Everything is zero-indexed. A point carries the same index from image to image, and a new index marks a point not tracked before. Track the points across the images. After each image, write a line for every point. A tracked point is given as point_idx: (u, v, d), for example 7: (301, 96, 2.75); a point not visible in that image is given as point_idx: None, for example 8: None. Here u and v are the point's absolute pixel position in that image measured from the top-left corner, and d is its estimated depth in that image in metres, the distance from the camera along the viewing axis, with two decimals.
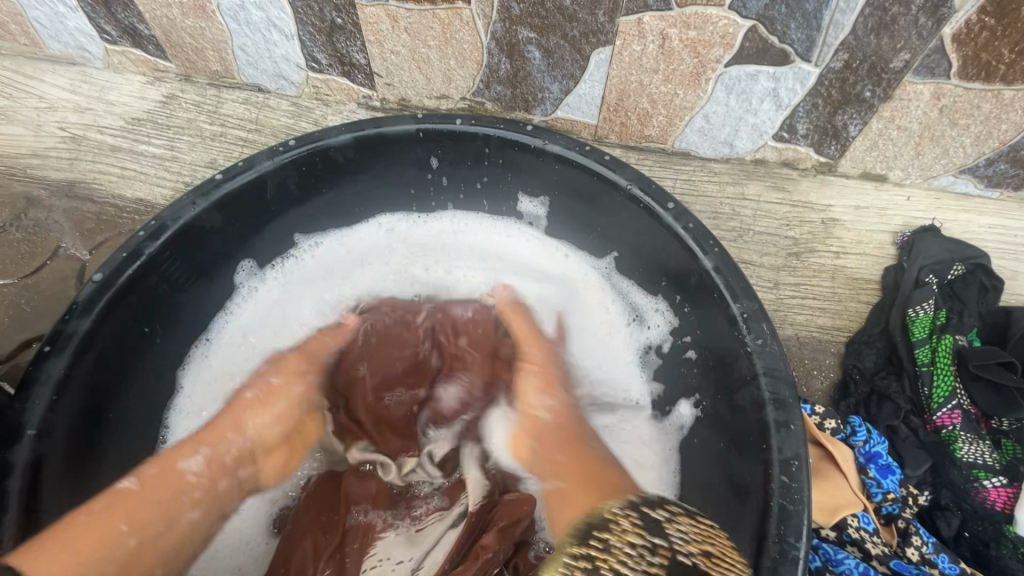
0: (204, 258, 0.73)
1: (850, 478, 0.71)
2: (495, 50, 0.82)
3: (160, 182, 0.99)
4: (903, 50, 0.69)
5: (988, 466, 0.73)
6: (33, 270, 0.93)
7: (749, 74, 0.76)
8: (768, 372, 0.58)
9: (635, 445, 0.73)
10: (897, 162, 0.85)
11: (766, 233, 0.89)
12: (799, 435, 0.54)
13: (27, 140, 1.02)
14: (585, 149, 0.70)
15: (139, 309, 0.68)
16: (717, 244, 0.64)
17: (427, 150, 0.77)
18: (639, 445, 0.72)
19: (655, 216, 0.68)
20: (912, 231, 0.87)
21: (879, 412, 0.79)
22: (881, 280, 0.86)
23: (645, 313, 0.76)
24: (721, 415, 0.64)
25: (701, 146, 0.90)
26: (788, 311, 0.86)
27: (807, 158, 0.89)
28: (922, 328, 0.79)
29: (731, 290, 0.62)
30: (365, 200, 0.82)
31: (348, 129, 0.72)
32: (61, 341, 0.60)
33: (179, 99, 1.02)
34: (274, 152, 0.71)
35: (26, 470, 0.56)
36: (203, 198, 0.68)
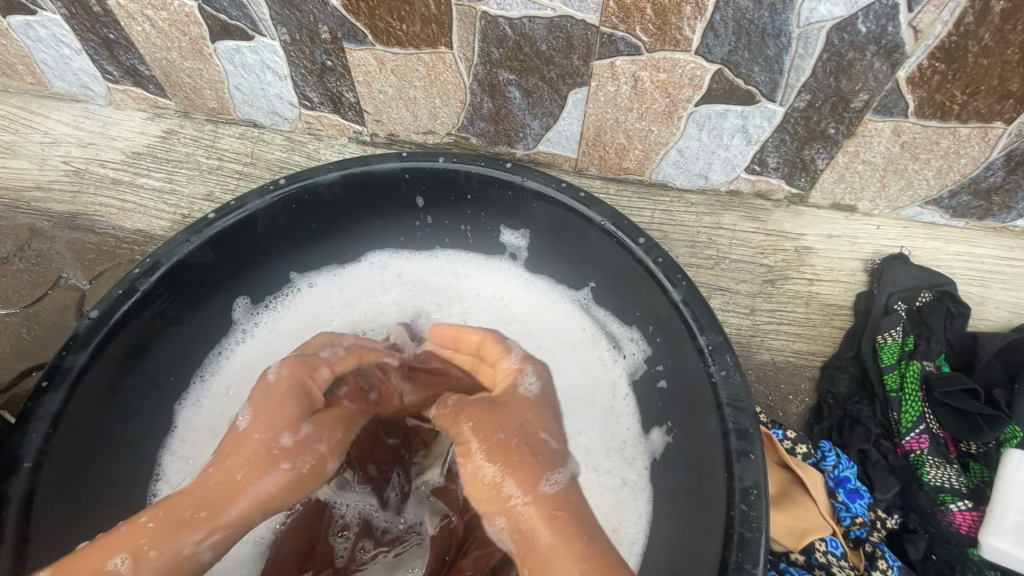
0: (198, 293, 0.76)
1: (819, 502, 0.73)
2: (477, 90, 0.86)
3: (158, 213, 1.02)
4: (862, 91, 0.73)
5: (954, 490, 0.74)
6: (34, 300, 0.96)
7: (718, 112, 0.80)
8: (731, 403, 0.60)
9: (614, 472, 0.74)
10: (865, 194, 0.89)
11: (742, 260, 0.92)
12: (758, 464, 0.57)
13: (32, 174, 1.06)
14: (561, 186, 0.74)
15: (134, 343, 0.71)
16: (685, 277, 0.67)
17: (411, 185, 0.80)
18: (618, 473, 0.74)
19: (628, 249, 0.71)
20: (881, 259, 0.90)
21: (851, 436, 0.81)
22: (853, 306, 0.89)
23: (624, 343, 0.79)
24: (689, 444, 0.67)
25: (677, 178, 0.94)
26: (764, 336, 0.89)
27: (780, 190, 0.92)
28: (891, 354, 0.82)
29: (697, 322, 0.65)
30: (354, 234, 0.85)
31: (336, 167, 0.76)
32: (59, 376, 0.63)
33: (178, 134, 1.06)
34: (264, 191, 0.74)
35: (21, 501, 0.58)
36: (196, 236, 0.72)
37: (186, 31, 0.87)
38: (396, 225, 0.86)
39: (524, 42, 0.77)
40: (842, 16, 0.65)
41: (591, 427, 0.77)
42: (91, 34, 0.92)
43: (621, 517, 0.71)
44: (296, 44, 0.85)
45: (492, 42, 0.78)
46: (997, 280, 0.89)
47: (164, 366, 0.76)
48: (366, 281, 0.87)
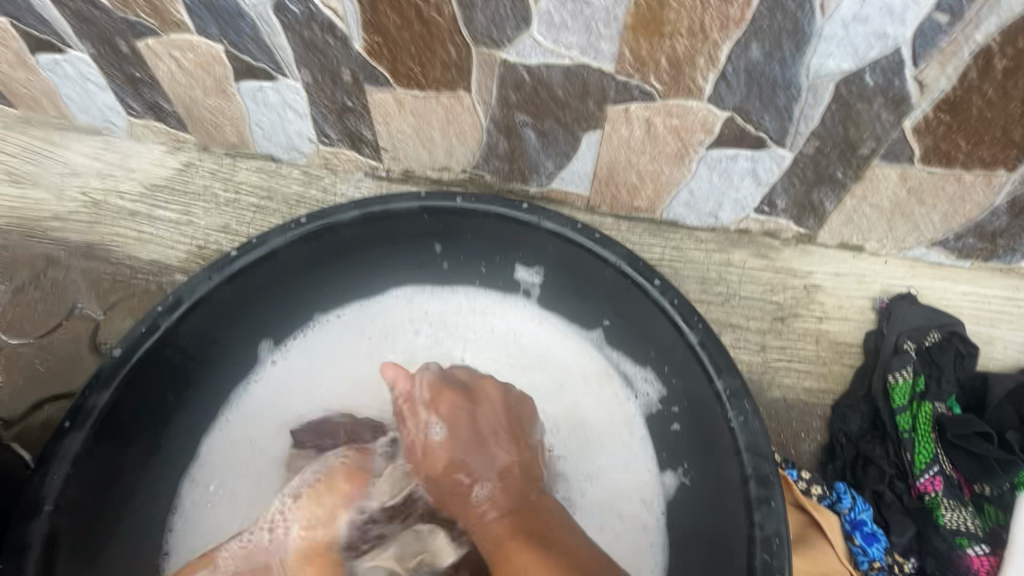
0: (218, 330, 0.77)
1: (836, 547, 0.73)
2: (494, 130, 0.89)
3: (174, 244, 1.05)
4: (869, 139, 0.75)
5: (971, 533, 0.75)
6: (49, 329, 0.98)
7: (729, 156, 0.82)
8: (750, 449, 0.60)
9: (635, 534, 0.74)
10: (872, 234, 0.90)
11: (752, 297, 0.93)
12: (779, 512, 0.57)
13: (50, 204, 1.08)
14: (578, 227, 0.76)
15: (156, 382, 0.72)
16: (701, 318, 0.68)
17: (428, 223, 0.82)
18: (639, 533, 0.73)
19: (643, 290, 0.72)
20: (889, 298, 0.91)
21: (865, 476, 0.81)
22: (863, 344, 0.90)
23: (637, 382, 0.80)
24: (707, 487, 0.67)
25: (687, 217, 0.96)
26: (775, 373, 0.90)
27: (788, 229, 0.93)
28: (902, 395, 0.82)
29: (714, 365, 0.65)
30: (372, 270, 0.86)
31: (356, 206, 0.77)
32: (82, 417, 0.63)
33: (197, 167, 1.08)
34: (286, 229, 0.76)
35: (42, 545, 0.59)
36: (218, 274, 0.73)
37: (212, 71, 0.90)
38: (414, 263, 0.87)
39: (541, 87, 0.79)
40: (850, 70, 0.67)
41: (619, 475, 0.77)
42: (117, 72, 0.95)
43: (638, 568, 0.72)
44: (318, 85, 0.87)
45: (510, 87, 0.80)
46: (1003, 320, 0.90)
47: (182, 401, 0.76)
48: (389, 316, 0.89)
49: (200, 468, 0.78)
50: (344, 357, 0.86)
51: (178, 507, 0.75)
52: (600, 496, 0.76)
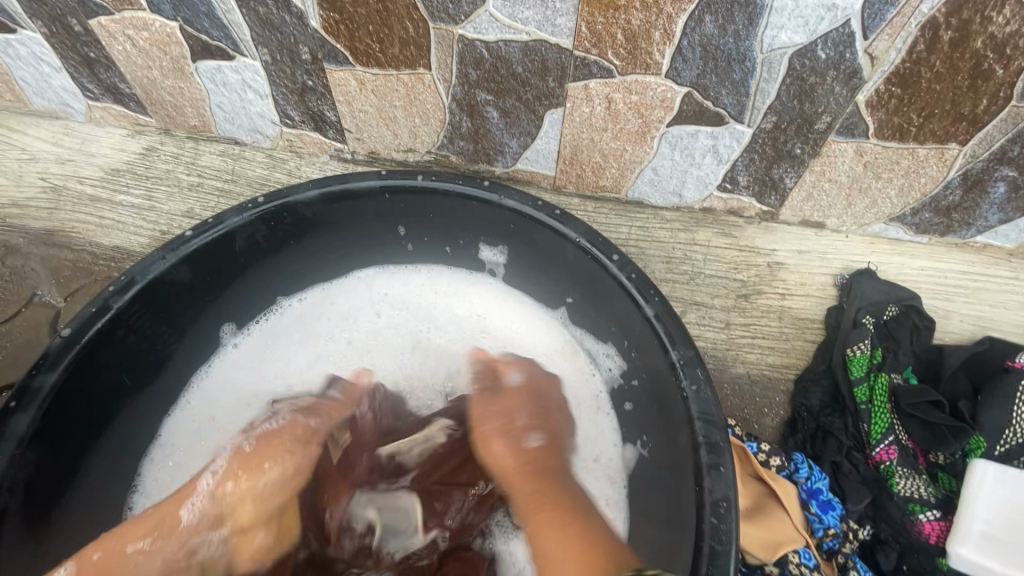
0: (175, 312, 0.76)
1: (792, 514, 0.73)
2: (456, 109, 0.88)
3: (137, 230, 1.02)
4: (824, 113, 0.76)
5: (923, 500, 0.76)
6: (7, 317, 0.96)
7: (690, 133, 0.83)
8: (702, 417, 0.61)
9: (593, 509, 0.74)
10: (832, 211, 0.91)
11: (716, 276, 0.94)
12: (728, 477, 0.58)
13: (7, 190, 1.05)
14: (538, 204, 0.75)
15: (110, 363, 0.71)
16: (657, 292, 0.69)
17: (390, 203, 0.81)
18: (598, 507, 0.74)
19: (602, 266, 0.73)
20: (850, 274, 0.93)
21: (824, 448, 0.83)
22: (824, 320, 0.91)
23: (599, 359, 0.81)
24: (663, 458, 0.68)
25: (653, 196, 0.96)
26: (739, 350, 0.91)
27: (751, 207, 0.94)
28: (860, 366, 0.84)
29: (669, 337, 0.66)
30: (336, 251, 0.86)
31: (315, 185, 0.76)
32: (28, 396, 0.62)
33: (159, 151, 1.06)
34: (243, 208, 0.74)
35: None
36: (172, 254, 0.72)
37: (169, 51, 0.88)
38: (378, 245, 0.87)
39: (500, 64, 0.79)
40: (802, 42, 0.68)
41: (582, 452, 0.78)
42: (72, 52, 0.93)
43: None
44: (277, 64, 0.86)
45: (469, 64, 0.80)
46: (959, 294, 0.92)
47: (139, 383, 0.76)
48: (354, 298, 0.89)
49: (162, 449, 0.78)
50: (308, 340, 0.86)
51: (139, 487, 0.75)
52: None
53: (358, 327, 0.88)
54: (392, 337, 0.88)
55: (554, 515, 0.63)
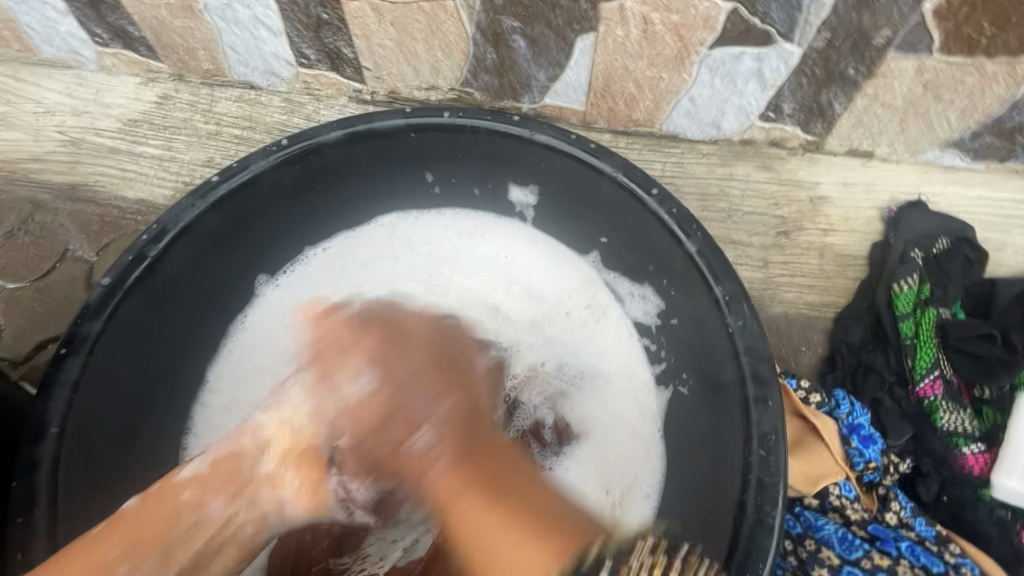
0: (208, 259, 0.76)
1: (832, 448, 0.73)
2: (480, 40, 0.83)
3: (160, 182, 1.02)
4: (885, 26, 0.68)
5: (967, 434, 0.76)
6: (43, 273, 0.97)
7: (733, 56, 0.76)
8: (748, 351, 0.60)
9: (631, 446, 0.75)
10: (883, 138, 0.85)
11: (754, 212, 0.91)
12: (776, 410, 0.57)
13: (28, 145, 1.04)
14: (573, 138, 0.72)
15: (151, 311, 0.71)
16: (700, 227, 0.66)
17: (417, 142, 0.78)
18: (637, 444, 0.75)
19: (640, 202, 0.69)
20: (898, 206, 0.88)
21: (864, 384, 0.81)
22: (869, 257, 0.88)
23: (633, 299, 0.79)
24: (706, 395, 0.67)
25: (689, 129, 0.91)
26: (777, 289, 0.88)
27: (795, 137, 0.89)
28: (906, 302, 0.81)
29: (713, 272, 0.64)
30: (360, 196, 0.84)
31: (340, 126, 0.73)
32: (76, 343, 0.63)
33: (174, 99, 1.03)
34: (268, 152, 0.72)
35: (50, 466, 0.60)
36: (201, 201, 0.70)
37: None
38: (403, 188, 0.85)
39: None
40: None
41: (618, 399, 0.78)
42: None
43: (637, 476, 0.73)
44: None
45: None
46: (1016, 224, 0.87)
47: (180, 331, 0.77)
48: (376, 244, 0.87)
49: (205, 397, 0.80)
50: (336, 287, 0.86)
51: (190, 432, 0.78)
52: (608, 418, 0.77)
53: (385, 273, 0.87)
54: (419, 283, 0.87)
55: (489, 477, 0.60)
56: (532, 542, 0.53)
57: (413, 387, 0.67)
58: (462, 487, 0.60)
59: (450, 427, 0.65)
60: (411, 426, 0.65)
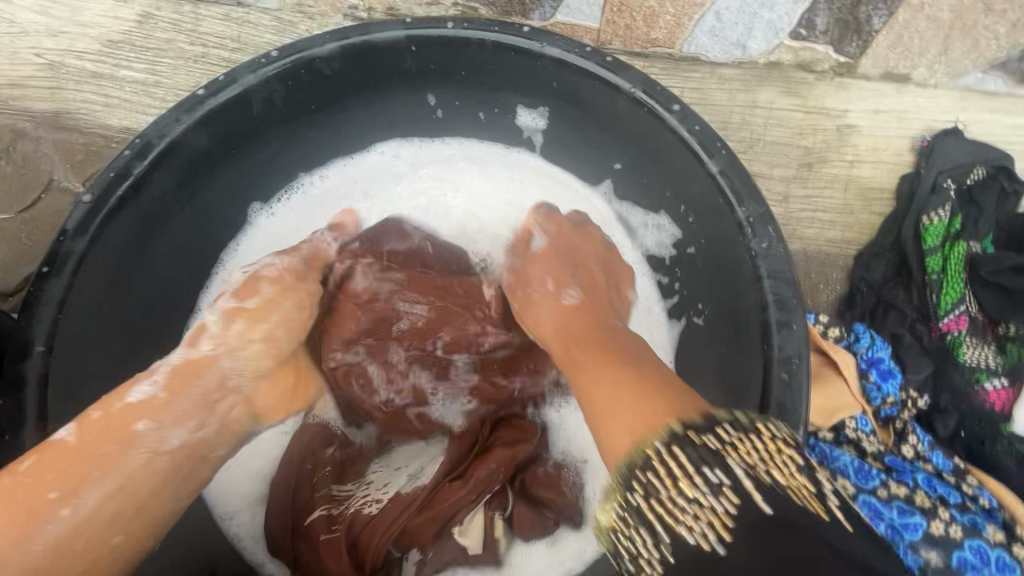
0: (197, 180, 0.71)
1: (850, 383, 0.71)
2: None
3: (145, 109, 0.96)
4: None
5: (990, 369, 0.74)
6: (29, 204, 0.93)
7: None
8: (771, 276, 0.56)
9: None
10: (923, 59, 0.79)
11: (779, 142, 0.85)
12: (800, 334, 0.54)
13: (3, 69, 0.98)
14: (586, 51, 0.66)
15: (138, 233, 0.68)
16: (724, 146, 0.61)
17: (417, 58, 0.71)
18: None
19: (659, 119, 0.64)
20: (933, 135, 0.82)
21: (884, 321, 0.78)
22: (896, 189, 0.83)
23: (647, 230, 0.76)
24: (723, 324, 0.64)
25: (711, 49, 0.83)
26: (797, 225, 0.84)
27: (826, 59, 0.82)
28: (935, 235, 0.77)
29: (737, 194, 0.59)
30: (357, 119, 0.79)
31: (334, 36, 0.67)
32: (60, 261, 0.60)
33: (156, 18, 0.96)
34: (256, 64, 0.66)
35: (39, 384, 0.58)
36: (188, 115, 0.65)
37: None
38: (403, 110, 0.79)
39: None
40: None
41: (627, 330, 0.76)
42: None
43: None
44: None
45: None
46: None
47: (169, 255, 0.73)
48: (375, 174, 0.84)
49: (199, 324, 0.78)
50: (338, 217, 0.84)
51: None
52: None
53: (393, 202, 0.85)
54: (420, 209, 0.85)
55: (603, 354, 0.59)
56: (648, 397, 0.50)
57: (549, 268, 0.71)
58: (570, 346, 0.63)
59: (589, 299, 0.68)
60: (558, 289, 0.70)
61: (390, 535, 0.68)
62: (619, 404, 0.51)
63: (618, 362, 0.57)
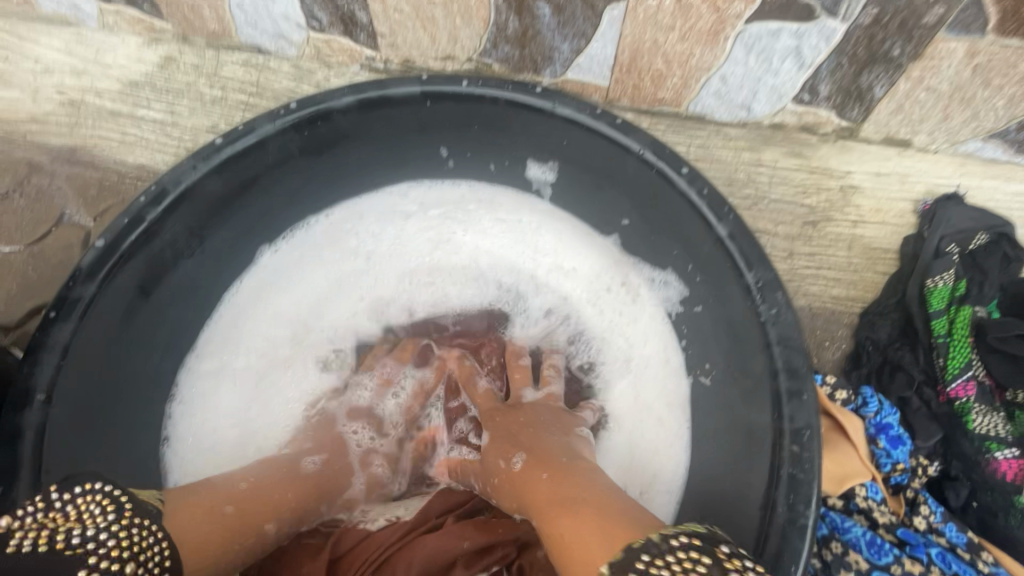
0: (208, 225, 0.72)
1: (860, 449, 0.70)
2: (503, 6, 0.78)
3: (162, 148, 0.98)
4: (937, 3, 0.63)
5: (1000, 438, 0.72)
6: (39, 237, 0.94)
7: (771, 31, 0.71)
8: (781, 342, 0.56)
9: (652, 435, 0.73)
10: (923, 126, 0.81)
11: (782, 200, 0.87)
12: (811, 405, 0.54)
13: (26, 105, 1.00)
14: (597, 112, 0.67)
15: (146, 277, 0.68)
16: (732, 210, 0.62)
17: (431, 111, 0.73)
18: (657, 433, 0.73)
19: (669, 181, 0.65)
20: (934, 199, 0.84)
21: (891, 383, 0.78)
22: (899, 250, 0.85)
23: (654, 285, 0.76)
24: (730, 386, 0.64)
25: (717, 110, 0.86)
26: (802, 281, 0.84)
27: (829, 122, 0.84)
28: (940, 299, 0.77)
29: (745, 258, 0.60)
30: (369, 167, 0.80)
31: (351, 91, 0.68)
32: (68, 306, 0.60)
33: (177, 61, 0.99)
34: (275, 115, 0.68)
35: (36, 436, 0.58)
36: (204, 163, 0.66)
37: None
38: (413, 159, 0.81)
39: None
40: None
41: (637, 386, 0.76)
42: None
43: (659, 468, 0.71)
44: None
45: None
46: None
47: (176, 299, 0.74)
48: (379, 217, 0.84)
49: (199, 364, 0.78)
50: (348, 262, 0.84)
51: (177, 397, 0.76)
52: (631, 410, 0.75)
53: (404, 245, 0.85)
54: (428, 245, 0.85)
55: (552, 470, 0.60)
56: (603, 529, 0.51)
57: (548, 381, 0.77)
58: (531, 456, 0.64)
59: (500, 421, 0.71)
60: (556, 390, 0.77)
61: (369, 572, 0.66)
62: (580, 532, 0.51)
63: (557, 469, 0.60)
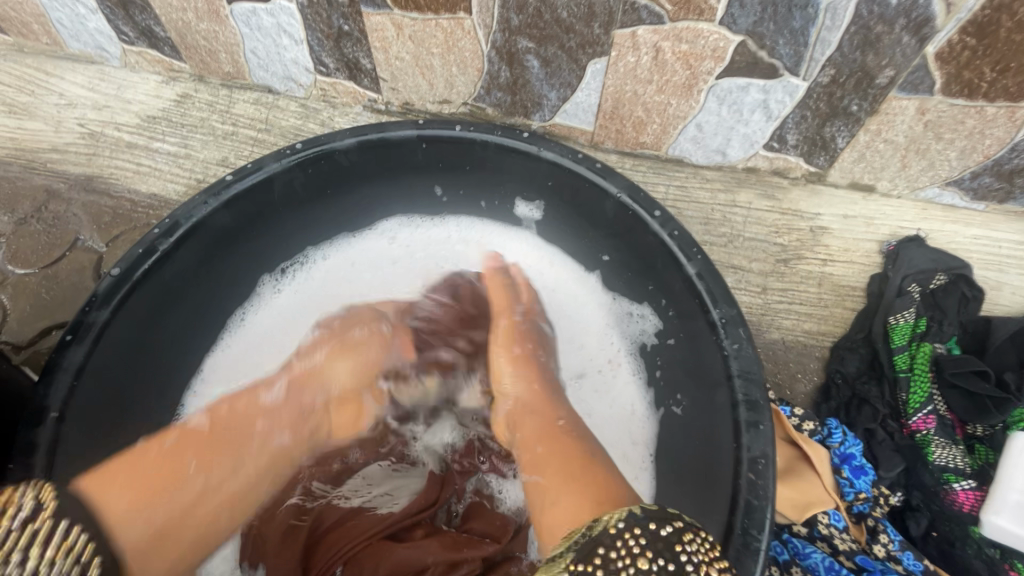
0: (215, 255, 0.77)
1: (824, 478, 0.73)
2: (495, 58, 0.84)
3: (173, 178, 1.04)
4: (888, 66, 0.69)
5: (958, 470, 0.76)
6: (52, 261, 0.98)
7: (740, 86, 0.77)
8: (742, 375, 0.61)
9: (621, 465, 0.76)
10: (884, 173, 0.87)
11: (756, 239, 0.92)
12: (767, 434, 0.58)
13: (48, 136, 1.07)
14: (578, 157, 0.72)
15: (156, 302, 0.72)
16: (700, 251, 0.67)
17: (427, 153, 0.79)
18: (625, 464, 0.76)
19: (643, 222, 0.70)
20: (897, 241, 0.89)
21: (857, 415, 0.81)
22: (866, 289, 0.89)
23: (631, 318, 0.81)
24: (697, 415, 0.68)
25: (694, 154, 0.93)
26: (775, 315, 0.89)
27: (797, 167, 0.90)
28: (902, 335, 0.82)
29: (711, 295, 0.64)
30: (369, 205, 0.87)
31: (353, 133, 0.74)
32: (83, 329, 0.64)
33: (193, 99, 1.06)
34: (281, 154, 0.73)
35: (48, 450, 0.59)
36: (215, 198, 0.71)
37: None
38: (409, 195, 0.87)
39: (544, 9, 0.74)
40: None
41: (610, 415, 0.79)
42: None
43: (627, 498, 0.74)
44: (313, 7, 0.82)
45: (511, 8, 0.75)
46: (1013, 265, 0.88)
47: (180, 323, 0.78)
48: (377, 251, 0.90)
49: (203, 382, 0.82)
50: (343, 290, 0.88)
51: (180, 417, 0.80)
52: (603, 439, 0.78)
53: (398, 273, 0.90)
54: (422, 276, 0.90)
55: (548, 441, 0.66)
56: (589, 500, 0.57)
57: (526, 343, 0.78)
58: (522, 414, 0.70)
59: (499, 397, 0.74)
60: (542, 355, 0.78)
61: (332, 564, 0.65)
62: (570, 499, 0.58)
63: (555, 436, 0.66)
